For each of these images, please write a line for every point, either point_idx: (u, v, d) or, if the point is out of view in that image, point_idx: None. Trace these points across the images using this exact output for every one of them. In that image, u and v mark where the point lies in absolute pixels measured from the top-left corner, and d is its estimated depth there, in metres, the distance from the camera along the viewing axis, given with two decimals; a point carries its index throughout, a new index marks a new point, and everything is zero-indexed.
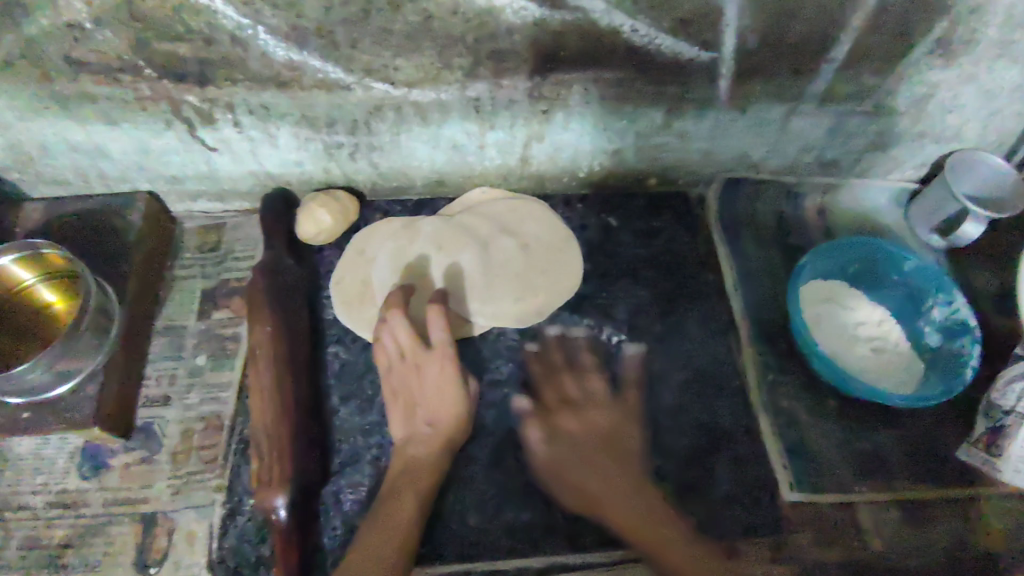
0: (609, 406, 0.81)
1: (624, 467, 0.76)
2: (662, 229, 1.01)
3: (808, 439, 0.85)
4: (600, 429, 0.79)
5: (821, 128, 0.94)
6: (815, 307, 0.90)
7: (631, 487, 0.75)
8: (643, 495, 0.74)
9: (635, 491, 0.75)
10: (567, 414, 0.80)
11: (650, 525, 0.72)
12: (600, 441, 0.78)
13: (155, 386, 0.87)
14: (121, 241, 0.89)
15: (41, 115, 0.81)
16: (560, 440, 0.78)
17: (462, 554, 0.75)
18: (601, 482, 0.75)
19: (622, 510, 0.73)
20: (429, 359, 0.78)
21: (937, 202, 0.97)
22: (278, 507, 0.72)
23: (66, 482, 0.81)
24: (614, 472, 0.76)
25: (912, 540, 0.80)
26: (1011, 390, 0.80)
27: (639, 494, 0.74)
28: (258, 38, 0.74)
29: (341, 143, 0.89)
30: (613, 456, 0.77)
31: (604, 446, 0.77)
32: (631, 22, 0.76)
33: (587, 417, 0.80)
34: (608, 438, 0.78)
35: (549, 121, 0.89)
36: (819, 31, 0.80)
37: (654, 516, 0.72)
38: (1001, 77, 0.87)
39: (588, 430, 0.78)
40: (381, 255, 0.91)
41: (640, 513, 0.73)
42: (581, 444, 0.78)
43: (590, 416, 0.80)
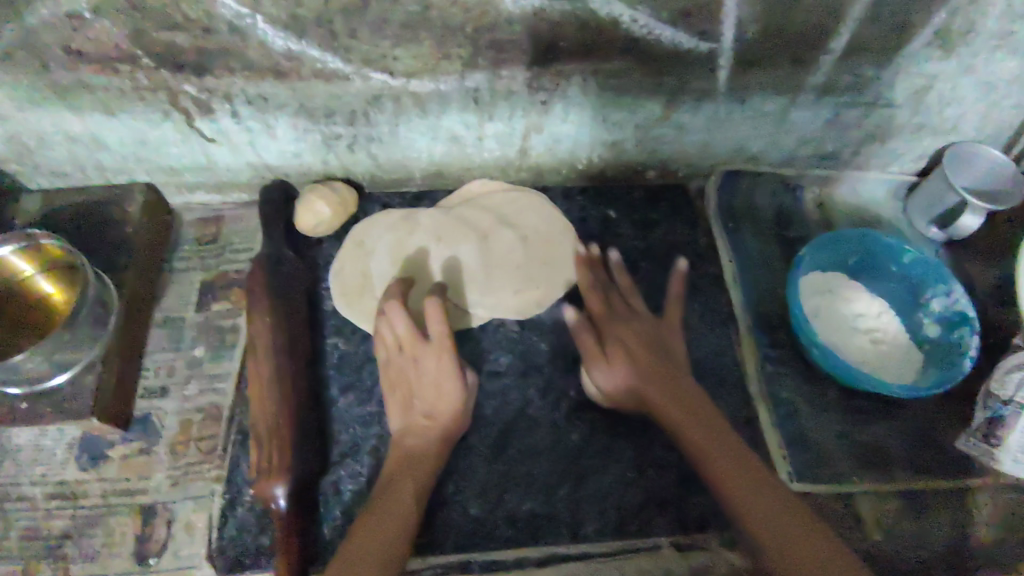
0: (647, 324, 0.81)
1: (683, 401, 0.73)
2: (661, 221, 1.01)
3: (804, 430, 0.85)
4: (644, 358, 0.77)
5: (820, 120, 0.94)
6: (814, 299, 0.90)
7: (691, 410, 0.72)
8: (742, 463, 0.66)
9: (713, 430, 0.70)
10: (612, 335, 0.80)
11: (709, 443, 0.69)
12: (657, 363, 0.76)
13: (153, 377, 0.87)
14: (120, 232, 0.89)
15: (39, 105, 0.81)
16: (624, 366, 0.77)
17: (461, 545, 0.75)
18: (694, 431, 0.70)
19: (709, 448, 0.68)
20: (427, 352, 0.77)
21: (936, 193, 0.97)
22: (278, 497, 0.72)
23: (65, 474, 0.81)
24: (726, 444, 0.68)
25: (910, 530, 0.80)
26: (1010, 380, 0.80)
27: (744, 471, 0.66)
28: (256, 27, 0.73)
29: (339, 134, 0.89)
30: (664, 368, 0.76)
31: (686, 406, 0.72)
32: (630, 12, 0.76)
33: (635, 349, 0.78)
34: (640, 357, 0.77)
35: (548, 112, 0.88)
36: (818, 22, 0.79)
37: (745, 464, 0.67)
38: (999, 68, 0.87)
39: (632, 358, 0.77)
40: (380, 247, 0.91)
41: (731, 474, 0.66)
42: (642, 367, 0.76)
43: (685, 388, 0.75)
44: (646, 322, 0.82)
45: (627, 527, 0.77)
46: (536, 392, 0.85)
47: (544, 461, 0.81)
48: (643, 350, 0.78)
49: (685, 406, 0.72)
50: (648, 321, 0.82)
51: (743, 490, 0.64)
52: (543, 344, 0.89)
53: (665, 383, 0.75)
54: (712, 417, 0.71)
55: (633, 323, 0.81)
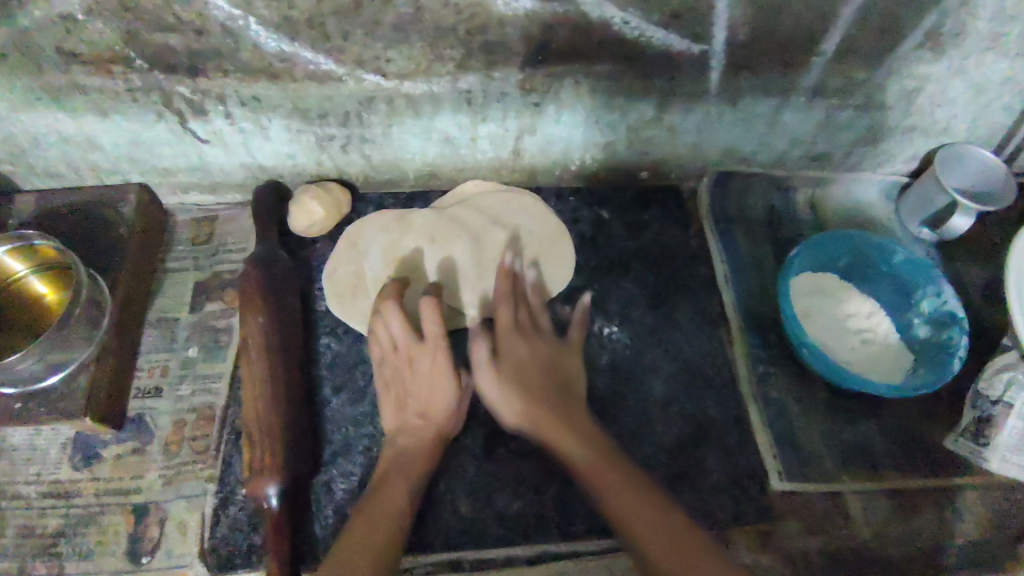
0: (554, 391, 0.75)
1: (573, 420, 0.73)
2: (653, 222, 1.01)
3: (793, 429, 0.85)
4: (534, 376, 0.76)
5: (811, 122, 0.95)
6: (806, 299, 0.91)
7: (606, 456, 0.70)
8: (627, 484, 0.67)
9: (633, 473, 0.69)
10: (546, 395, 0.75)
11: (617, 486, 0.67)
12: (535, 381, 0.75)
13: (147, 377, 0.87)
14: (113, 232, 0.89)
15: (33, 106, 0.81)
16: (514, 403, 0.74)
17: (453, 543, 0.76)
18: (580, 448, 0.71)
19: (596, 474, 0.69)
20: (422, 352, 0.77)
21: (927, 194, 0.97)
22: (271, 496, 0.72)
23: (58, 473, 0.81)
24: (580, 447, 0.71)
25: (899, 529, 0.81)
26: (999, 379, 0.81)
27: (637, 483, 0.67)
28: (249, 29, 0.74)
29: (333, 135, 0.89)
30: (566, 418, 0.73)
31: (601, 446, 0.71)
32: (621, 15, 0.76)
33: (525, 364, 0.76)
34: (532, 388, 0.74)
35: (541, 114, 0.89)
36: (809, 25, 0.80)
37: (645, 490, 0.67)
38: (990, 70, 0.88)
39: (525, 396, 0.74)
40: (373, 248, 0.91)
41: (629, 491, 0.66)
42: (533, 393, 0.74)
43: (584, 427, 0.73)
44: (548, 345, 0.79)
45: None
46: None
47: (535, 460, 0.81)
48: (529, 363, 0.76)
49: (566, 431, 0.72)
50: (535, 349, 0.78)
51: (638, 507, 0.65)
52: None
53: (570, 433, 0.72)
54: (622, 467, 0.69)
55: (551, 399, 0.74)
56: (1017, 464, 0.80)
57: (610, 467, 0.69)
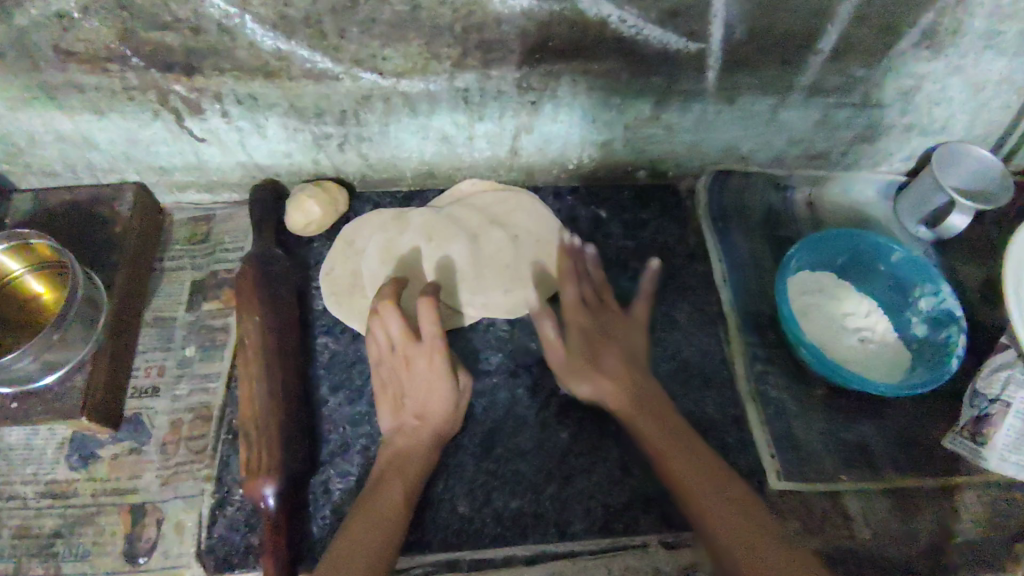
0: (620, 346, 0.80)
1: (627, 391, 0.77)
2: (651, 221, 1.01)
3: (791, 429, 0.85)
4: (618, 368, 0.78)
5: (809, 121, 0.95)
6: (802, 299, 0.91)
7: (671, 444, 0.72)
8: (677, 442, 0.72)
9: (680, 446, 0.71)
10: (603, 358, 0.79)
11: (672, 455, 0.71)
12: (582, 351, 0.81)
13: (144, 376, 0.87)
14: (110, 232, 0.89)
15: (28, 105, 0.81)
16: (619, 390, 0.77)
17: (451, 543, 0.76)
18: (644, 420, 0.75)
19: (670, 454, 0.71)
20: (419, 353, 0.77)
21: (923, 193, 0.98)
22: (267, 496, 0.72)
23: (55, 473, 0.81)
24: (649, 424, 0.74)
25: (897, 528, 0.81)
26: (997, 379, 0.82)
27: (683, 452, 0.71)
28: (245, 28, 0.73)
29: (330, 134, 0.89)
30: (636, 399, 0.76)
31: (654, 408, 0.75)
32: (618, 13, 0.76)
33: (607, 356, 0.80)
34: (592, 345, 0.80)
35: (538, 113, 0.89)
36: (806, 23, 0.80)
37: (705, 460, 0.70)
38: (987, 69, 0.88)
39: (615, 379, 0.78)
40: (371, 247, 0.91)
41: (700, 475, 0.68)
42: (623, 378, 0.77)
43: (611, 365, 0.79)
44: (620, 318, 0.84)
45: (615, 525, 0.77)
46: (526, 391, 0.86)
47: (534, 460, 0.81)
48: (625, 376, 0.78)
49: (641, 405, 0.76)
50: (599, 313, 0.83)
51: (695, 481, 0.67)
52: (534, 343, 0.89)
53: (653, 403, 0.76)
54: (673, 440, 0.72)
55: (610, 366, 0.79)
56: (1014, 463, 0.80)
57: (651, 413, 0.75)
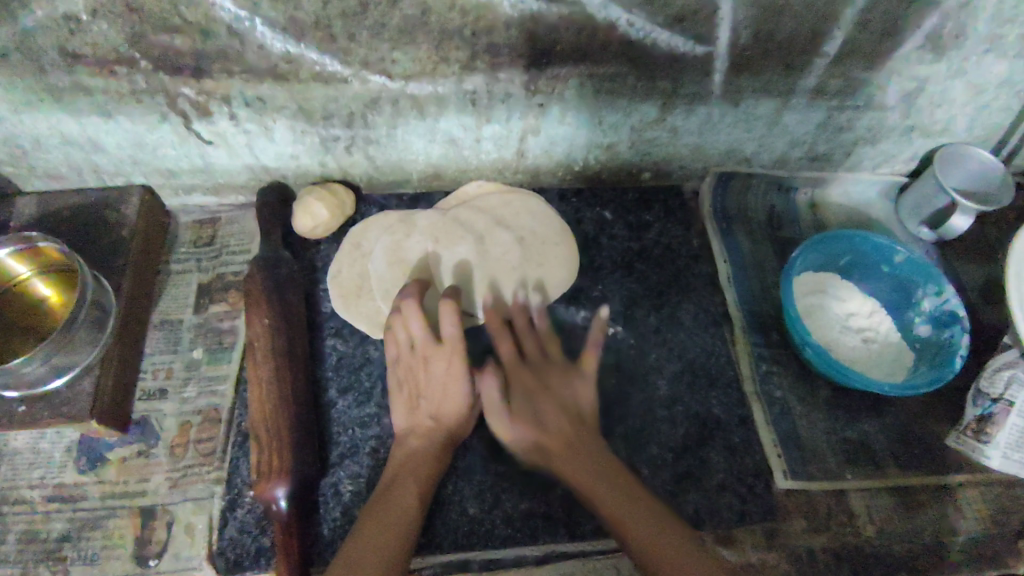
0: (565, 369, 0.79)
1: (549, 422, 0.75)
2: (655, 223, 1.02)
3: (796, 428, 0.86)
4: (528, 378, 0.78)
5: (812, 123, 0.95)
6: (807, 300, 0.91)
7: (610, 477, 0.71)
8: (616, 482, 0.70)
9: (621, 482, 0.70)
10: (554, 369, 0.79)
11: (614, 499, 0.69)
12: (569, 408, 0.76)
13: (152, 379, 0.87)
14: (117, 234, 0.89)
15: (35, 108, 0.81)
16: (556, 429, 0.75)
17: (462, 544, 0.76)
18: (569, 458, 0.73)
19: (591, 482, 0.71)
20: (438, 354, 0.77)
21: (926, 195, 0.99)
22: (278, 498, 0.72)
23: (63, 476, 0.81)
24: (590, 462, 0.72)
25: (901, 526, 0.82)
26: (999, 378, 0.83)
27: (627, 488, 0.70)
28: (255, 31, 0.74)
29: (337, 136, 0.89)
30: (569, 439, 0.74)
31: (614, 465, 0.72)
32: (626, 16, 0.77)
33: (556, 385, 0.78)
34: (558, 418, 0.75)
35: (545, 115, 0.89)
36: (811, 26, 0.81)
37: (625, 481, 0.71)
38: (989, 72, 0.89)
39: (556, 418, 0.75)
40: (378, 248, 0.92)
41: (629, 497, 0.69)
42: (538, 404, 0.76)
43: (547, 413, 0.76)
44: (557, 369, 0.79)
45: None
46: None
47: (543, 461, 0.82)
48: (562, 410, 0.76)
49: (575, 441, 0.74)
50: (546, 377, 0.78)
51: (619, 504, 0.68)
52: None
53: (563, 421, 0.75)
54: (649, 509, 0.68)
55: (566, 389, 0.78)
56: (1017, 461, 0.82)
57: (583, 451, 0.73)
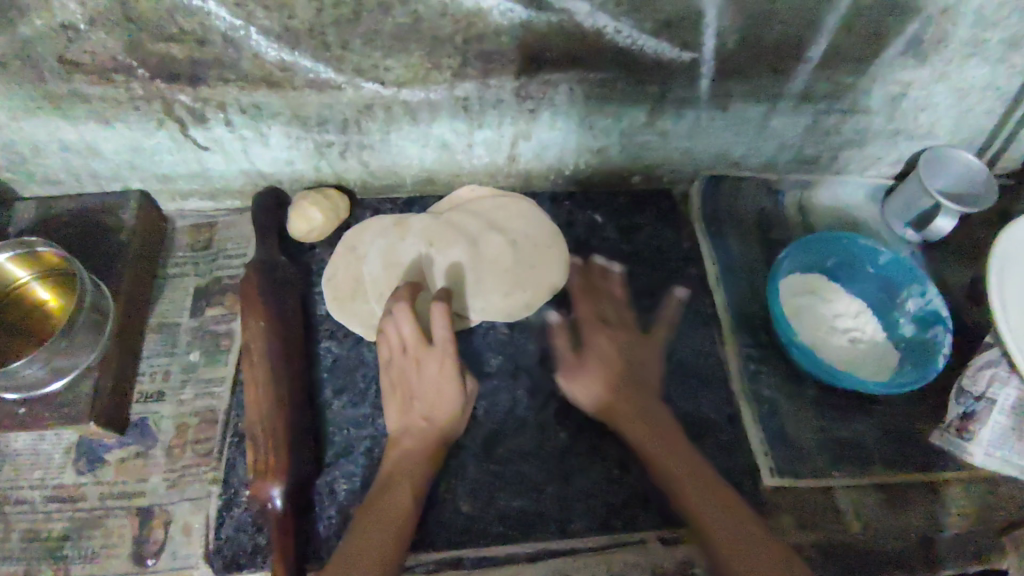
0: (619, 342, 0.83)
1: (637, 411, 0.78)
2: (646, 225, 1.03)
3: (783, 426, 0.88)
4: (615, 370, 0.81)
5: (799, 127, 0.97)
6: (794, 301, 0.93)
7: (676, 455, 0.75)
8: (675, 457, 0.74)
9: (692, 462, 0.74)
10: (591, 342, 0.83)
11: (681, 477, 0.73)
12: (624, 383, 0.80)
13: (149, 382, 0.88)
14: (114, 239, 0.90)
15: (33, 115, 0.82)
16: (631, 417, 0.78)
17: (455, 542, 0.77)
18: (653, 444, 0.76)
19: (659, 459, 0.75)
20: (430, 355, 0.79)
21: (911, 198, 1.01)
22: (275, 496, 0.74)
23: (62, 477, 0.82)
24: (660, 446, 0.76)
25: (887, 522, 0.83)
26: (982, 376, 0.84)
27: (699, 473, 0.73)
28: (250, 39, 0.75)
29: (331, 142, 0.91)
30: (667, 430, 0.77)
31: (649, 424, 0.77)
32: (614, 24, 0.78)
33: (606, 360, 0.82)
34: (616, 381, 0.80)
35: (535, 120, 0.91)
36: (796, 33, 0.82)
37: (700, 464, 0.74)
38: (971, 76, 0.91)
39: (598, 379, 0.81)
40: (372, 252, 0.93)
41: (693, 488, 0.72)
42: (613, 381, 0.80)
43: (647, 414, 0.79)
44: (635, 336, 0.85)
45: (614, 522, 0.80)
46: (525, 392, 0.88)
47: (535, 460, 0.83)
48: (623, 372, 0.81)
49: (652, 417, 0.78)
50: (626, 342, 0.83)
51: (693, 487, 0.72)
52: (532, 344, 0.91)
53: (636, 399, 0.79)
54: (694, 474, 0.73)
55: (589, 351, 0.83)
56: (1000, 459, 0.82)
57: (655, 434, 0.77)
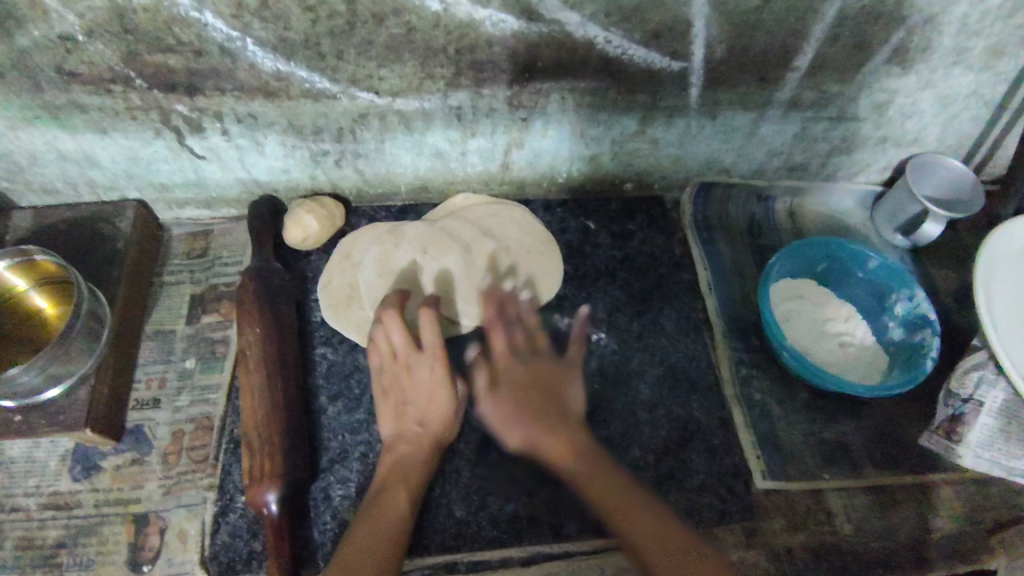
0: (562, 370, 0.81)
1: (569, 421, 0.77)
2: (638, 232, 1.05)
3: (775, 429, 0.88)
4: (544, 379, 0.79)
5: (788, 134, 0.99)
6: (784, 305, 0.94)
7: (598, 467, 0.72)
8: (595, 466, 0.72)
9: (603, 467, 0.72)
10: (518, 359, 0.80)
11: (602, 489, 0.70)
12: (536, 391, 0.78)
13: (145, 389, 0.89)
14: (111, 247, 0.91)
15: (31, 124, 0.83)
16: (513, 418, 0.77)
17: (449, 546, 0.78)
18: (546, 440, 0.75)
19: (560, 458, 0.73)
20: (422, 361, 0.79)
21: (899, 204, 1.02)
22: (270, 502, 0.74)
23: (58, 484, 0.83)
24: (579, 462, 0.73)
25: (877, 524, 0.84)
26: (969, 379, 0.85)
27: (604, 482, 0.71)
28: (246, 50, 0.76)
29: (327, 150, 0.92)
30: (550, 427, 0.75)
31: (544, 423, 0.75)
32: (604, 34, 0.80)
33: (541, 383, 0.79)
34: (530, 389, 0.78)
35: (528, 129, 0.92)
36: (783, 43, 0.84)
37: (600, 468, 0.72)
38: (955, 84, 0.93)
39: (559, 417, 0.77)
40: (367, 259, 0.94)
41: (610, 480, 0.71)
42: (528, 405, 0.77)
43: (532, 420, 0.76)
44: (550, 359, 0.82)
45: None
46: None
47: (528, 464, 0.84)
48: (535, 388, 0.78)
49: (540, 415, 0.76)
50: (535, 355, 0.81)
51: (612, 492, 0.70)
52: None
53: (551, 411, 0.76)
54: (637, 491, 0.70)
55: (523, 363, 0.80)
56: (988, 460, 0.83)
57: (563, 439, 0.74)
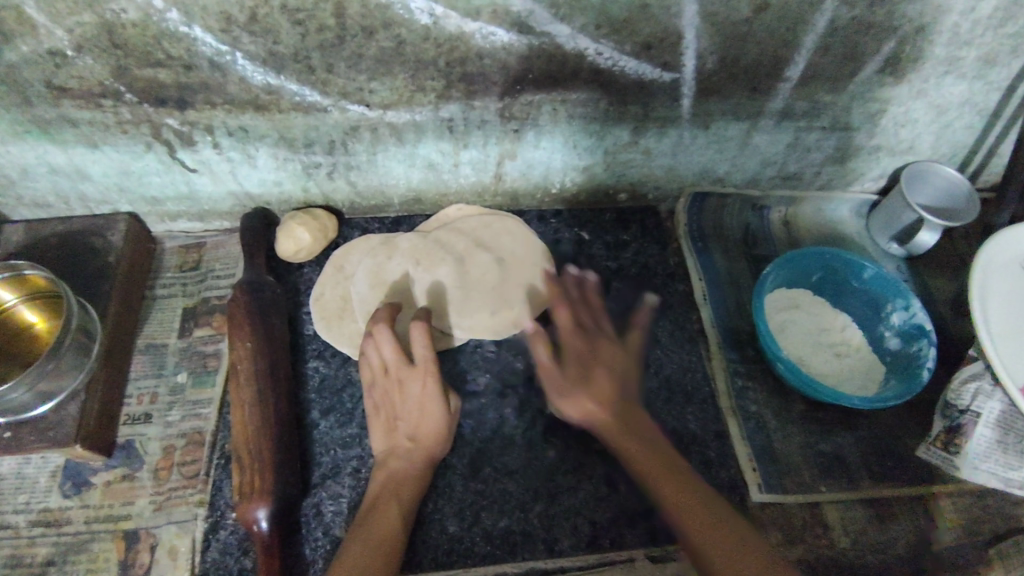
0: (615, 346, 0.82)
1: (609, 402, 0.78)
2: (632, 242, 1.04)
3: (771, 441, 0.88)
4: (581, 365, 0.80)
5: (782, 144, 0.98)
6: (779, 316, 0.93)
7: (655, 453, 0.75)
8: (660, 462, 0.74)
9: (659, 457, 0.74)
10: (576, 337, 0.82)
11: (644, 462, 0.74)
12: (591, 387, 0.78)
13: (136, 404, 0.88)
14: (101, 261, 0.91)
15: (21, 139, 0.83)
16: (575, 379, 0.79)
17: (442, 562, 0.77)
18: (612, 411, 0.78)
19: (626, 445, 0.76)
20: (412, 376, 0.79)
21: (894, 212, 1.02)
22: (260, 519, 0.73)
23: (48, 501, 0.82)
24: (643, 449, 0.75)
25: (874, 536, 0.83)
26: (966, 390, 0.83)
27: (667, 473, 0.73)
28: (236, 64, 0.76)
29: (319, 163, 0.92)
30: (624, 419, 0.77)
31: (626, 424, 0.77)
32: (595, 46, 0.80)
33: (599, 360, 0.80)
34: (583, 372, 0.79)
35: (520, 140, 0.92)
36: (774, 54, 0.84)
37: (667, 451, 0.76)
38: (948, 92, 0.92)
39: (587, 384, 0.78)
40: (359, 272, 0.94)
41: (662, 459, 0.74)
42: (609, 393, 0.78)
43: (602, 380, 0.79)
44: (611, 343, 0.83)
45: (602, 541, 0.79)
46: (513, 410, 0.88)
47: (521, 479, 0.83)
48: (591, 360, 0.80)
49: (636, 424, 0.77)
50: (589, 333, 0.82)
51: (656, 480, 0.72)
52: (520, 362, 0.91)
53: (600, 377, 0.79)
54: (666, 471, 0.73)
55: (595, 348, 0.81)
56: (987, 472, 0.82)
57: (632, 428, 0.77)
